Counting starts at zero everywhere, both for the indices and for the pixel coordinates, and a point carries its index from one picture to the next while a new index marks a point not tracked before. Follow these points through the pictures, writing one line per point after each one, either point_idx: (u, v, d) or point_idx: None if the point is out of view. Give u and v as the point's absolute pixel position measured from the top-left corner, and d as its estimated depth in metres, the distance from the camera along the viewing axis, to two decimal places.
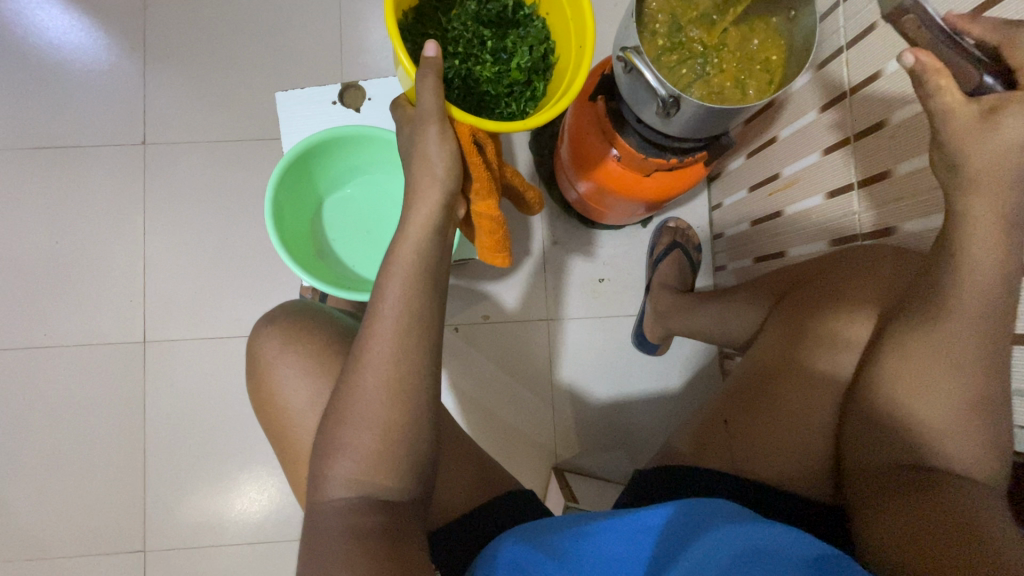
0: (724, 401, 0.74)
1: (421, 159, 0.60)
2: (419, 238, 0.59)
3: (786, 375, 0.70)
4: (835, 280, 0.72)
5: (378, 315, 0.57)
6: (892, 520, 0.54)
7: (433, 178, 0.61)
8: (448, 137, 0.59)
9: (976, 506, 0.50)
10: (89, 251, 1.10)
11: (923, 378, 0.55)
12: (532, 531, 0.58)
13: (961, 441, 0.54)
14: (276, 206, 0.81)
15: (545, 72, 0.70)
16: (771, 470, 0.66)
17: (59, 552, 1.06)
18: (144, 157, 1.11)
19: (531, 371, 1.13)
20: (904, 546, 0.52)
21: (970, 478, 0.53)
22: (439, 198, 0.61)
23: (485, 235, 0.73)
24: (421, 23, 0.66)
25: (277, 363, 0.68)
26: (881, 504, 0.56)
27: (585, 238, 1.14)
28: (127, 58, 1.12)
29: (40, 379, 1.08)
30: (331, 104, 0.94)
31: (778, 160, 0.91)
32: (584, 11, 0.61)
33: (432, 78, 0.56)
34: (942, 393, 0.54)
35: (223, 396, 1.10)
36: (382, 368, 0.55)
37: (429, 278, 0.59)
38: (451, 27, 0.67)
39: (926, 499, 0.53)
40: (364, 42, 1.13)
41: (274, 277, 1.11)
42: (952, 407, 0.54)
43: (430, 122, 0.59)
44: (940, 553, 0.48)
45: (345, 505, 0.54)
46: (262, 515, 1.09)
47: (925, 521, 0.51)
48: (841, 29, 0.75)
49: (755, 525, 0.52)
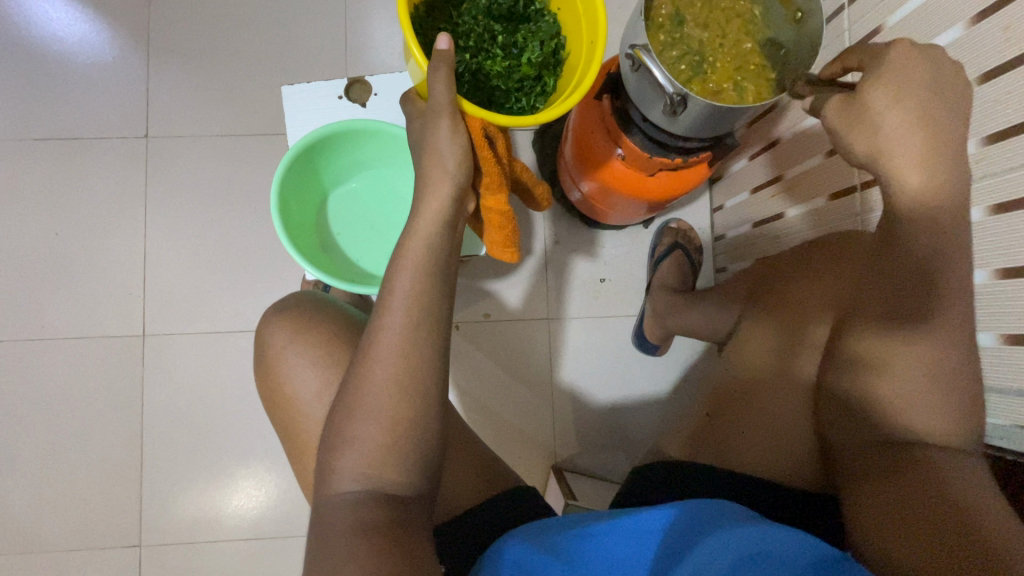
0: (714, 396, 0.76)
1: (433, 153, 0.60)
2: (428, 231, 0.59)
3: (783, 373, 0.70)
4: (813, 267, 0.73)
5: (388, 308, 0.57)
6: (877, 500, 0.54)
7: (444, 171, 0.61)
8: (459, 131, 0.60)
9: (959, 480, 0.50)
10: (89, 244, 1.09)
11: (897, 351, 0.56)
12: (535, 533, 0.58)
13: (938, 416, 0.54)
14: (282, 199, 0.81)
15: (555, 67, 0.70)
16: (760, 464, 0.68)
17: (54, 546, 1.05)
18: (146, 150, 1.11)
19: (532, 369, 1.13)
20: (888, 526, 0.51)
21: (947, 448, 0.53)
22: (450, 192, 0.61)
23: (495, 230, 0.73)
24: (432, 16, 0.67)
25: (284, 355, 0.68)
26: (858, 481, 0.57)
27: (587, 238, 1.14)
28: (130, 51, 1.12)
29: (36, 372, 1.07)
30: (337, 99, 0.94)
31: (781, 162, 0.92)
32: (595, 6, 0.62)
33: (444, 71, 0.57)
34: (920, 367, 0.54)
35: (222, 390, 1.09)
36: (390, 361, 0.55)
37: (438, 272, 0.58)
38: (462, 22, 0.68)
39: (902, 475, 0.53)
40: (369, 39, 1.13)
41: (275, 272, 1.11)
42: (929, 378, 0.54)
43: (442, 115, 0.59)
44: (914, 534, 0.49)
45: (352, 499, 0.54)
46: (260, 510, 1.09)
47: (905, 498, 0.51)
48: (847, 32, 0.76)
49: (761, 526, 0.52)
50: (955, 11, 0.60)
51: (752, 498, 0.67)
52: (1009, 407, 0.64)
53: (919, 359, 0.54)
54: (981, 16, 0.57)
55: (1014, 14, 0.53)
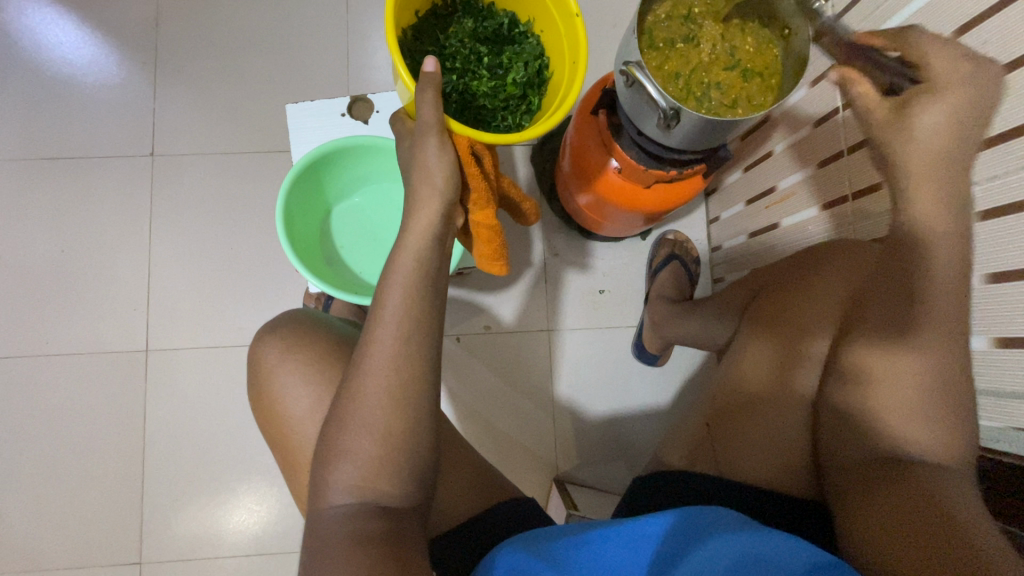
0: (706, 404, 0.77)
1: (420, 170, 0.62)
2: (417, 246, 0.61)
3: (774, 378, 0.71)
4: (801, 274, 0.76)
5: (378, 322, 0.58)
6: (881, 522, 0.54)
7: (433, 188, 0.62)
8: (446, 148, 0.61)
9: (954, 497, 0.52)
10: (94, 261, 1.11)
11: (891, 359, 0.57)
12: (529, 540, 0.57)
13: (929, 427, 0.55)
14: (287, 214, 0.83)
15: (540, 86, 0.72)
16: (755, 473, 0.68)
17: (52, 563, 1.05)
18: (152, 168, 1.13)
19: (530, 383, 1.14)
20: (894, 550, 0.51)
21: (934, 464, 0.55)
22: (438, 208, 0.62)
23: (483, 243, 0.74)
24: (420, 39, 0.69)
25: (279, 371, 0.69)
26: (862, 492, 0.57)
27: (584, 251, 1.16)
28: (138, 72, 1.14)
29: (39, 388, 1.08)
30: (340, 116, 0.97)
31: (774, 174, 0.94)
32: (574, 27, 0.64)
33: (432, 93, 0.59)
34: (915, 377, 0.55)
35: (223, 404, 1.10)
36: (382, 374, 0.56)
37: (427, 286, 0.60)
38: (448, 45, 0.70)
39: (902, 491, 0.54)
40: (370, 58, 1.16)
41: (277, 286, 1.12)
42: (926, 387, 0.55)
43: (430, 134, 0.61)
44: (927, 551, 0.49)
45: (346, 511, 0.54)
46: (261, 525, 1.08)
47: (908, 521, 0.52)
48: (834, 47, 0.79)
49: (757, 533, 0.52)
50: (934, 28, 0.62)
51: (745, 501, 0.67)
52: (1003, 410, 0.64)
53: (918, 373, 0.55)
54: (962, 30, 0.59)
55: (991, 29, 0.56)
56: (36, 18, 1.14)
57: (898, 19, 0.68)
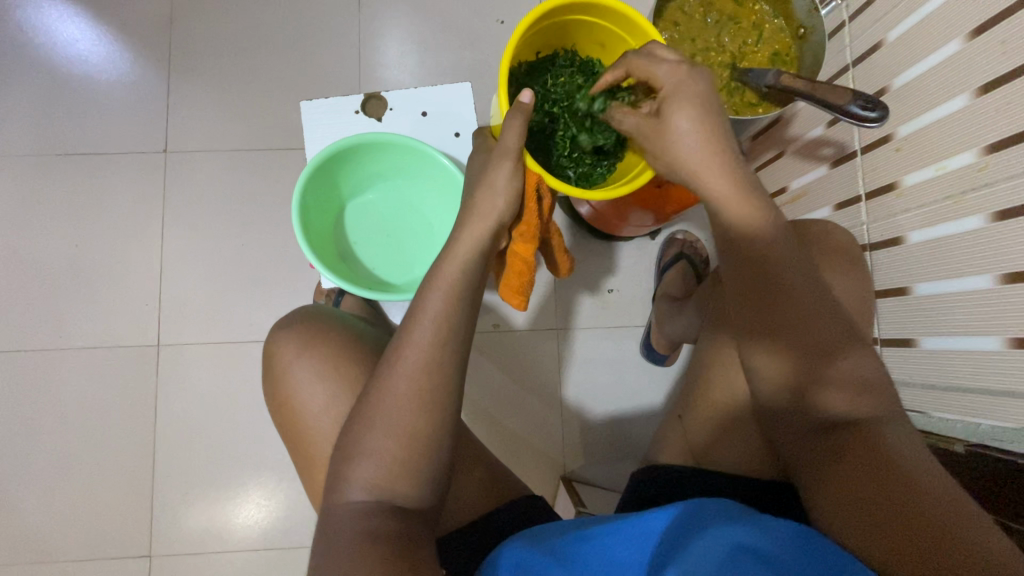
0: (680, 397, 0.78)
1: (488, 186, 0.66)
2: (464, 254, 0.63)
3: (712, 374, 0.72)
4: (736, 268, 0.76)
5: (417, 322, 0.59)
6: (826, 493, 0.51)
7: (493, 207, 0.66)
8: (516, 175, 0.66)
9: (876, 453, 0.49)
10: (107, 257, 1.12)
11: (761, 341, 0.55)
12: (536, 539, 0.57)
13: (834, 394, 0.52)
14: (303, 209, 0.84)
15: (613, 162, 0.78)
16: (734, 462, 0.68)
17: (63, 555, 1.06)
18: (165, 164, 1.14)
19: (538, 382, 1.14)
20: (840, 520, 0.49)
21: (858, 423, 0.51)
22: (489, 228, 0.66)
23: (513, 274, 0.77)
24: (531, 76, 0.75)
25: (293, 366, 0.69)
26: (804, 470, 0.54)
27: (593, 251, 1.16)
28: (151, 69, 1.15)
29: (52, 381, 1.09)
30: (354, 114, 0.98)
31: (785, 175, 0.95)
32: None
33: (519, 121, 0.63)
34: (783, 352, 0.54)
35: (233, 398, 1.10)
36: (411, 376, 0.56)
37: (469, 295, 0.61)
38: (553, 91, 0.75)
39: (835, 462, 0.51)
40: (382, 56, 1.17)
41: (288, 282, 1.13)
42: (796, 356, 0.53)
43: (506, 157, 0.66)
44: (880, 522, 0.46)
45: (362, 508, 0.54)
46: (270, 521, 1.09)
47: (850, 494, 0.49)
48: (847, 48, 0.80)
49: (755, 524, 0.49)
50: (953, 29, 0.63)
51: (753, 505, 0.66)
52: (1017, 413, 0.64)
53: (788, 349, 0.53)
54: (979, 31, 0.60)
55: (1011, 29, 0.56)
56: (53, 16, 1.15)
57: (909, 22, 0.69)
